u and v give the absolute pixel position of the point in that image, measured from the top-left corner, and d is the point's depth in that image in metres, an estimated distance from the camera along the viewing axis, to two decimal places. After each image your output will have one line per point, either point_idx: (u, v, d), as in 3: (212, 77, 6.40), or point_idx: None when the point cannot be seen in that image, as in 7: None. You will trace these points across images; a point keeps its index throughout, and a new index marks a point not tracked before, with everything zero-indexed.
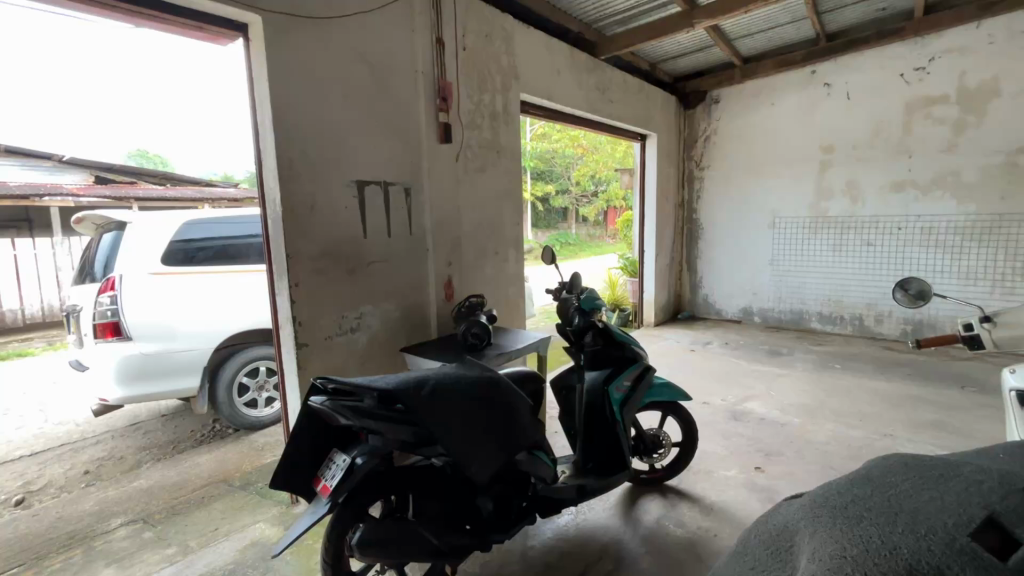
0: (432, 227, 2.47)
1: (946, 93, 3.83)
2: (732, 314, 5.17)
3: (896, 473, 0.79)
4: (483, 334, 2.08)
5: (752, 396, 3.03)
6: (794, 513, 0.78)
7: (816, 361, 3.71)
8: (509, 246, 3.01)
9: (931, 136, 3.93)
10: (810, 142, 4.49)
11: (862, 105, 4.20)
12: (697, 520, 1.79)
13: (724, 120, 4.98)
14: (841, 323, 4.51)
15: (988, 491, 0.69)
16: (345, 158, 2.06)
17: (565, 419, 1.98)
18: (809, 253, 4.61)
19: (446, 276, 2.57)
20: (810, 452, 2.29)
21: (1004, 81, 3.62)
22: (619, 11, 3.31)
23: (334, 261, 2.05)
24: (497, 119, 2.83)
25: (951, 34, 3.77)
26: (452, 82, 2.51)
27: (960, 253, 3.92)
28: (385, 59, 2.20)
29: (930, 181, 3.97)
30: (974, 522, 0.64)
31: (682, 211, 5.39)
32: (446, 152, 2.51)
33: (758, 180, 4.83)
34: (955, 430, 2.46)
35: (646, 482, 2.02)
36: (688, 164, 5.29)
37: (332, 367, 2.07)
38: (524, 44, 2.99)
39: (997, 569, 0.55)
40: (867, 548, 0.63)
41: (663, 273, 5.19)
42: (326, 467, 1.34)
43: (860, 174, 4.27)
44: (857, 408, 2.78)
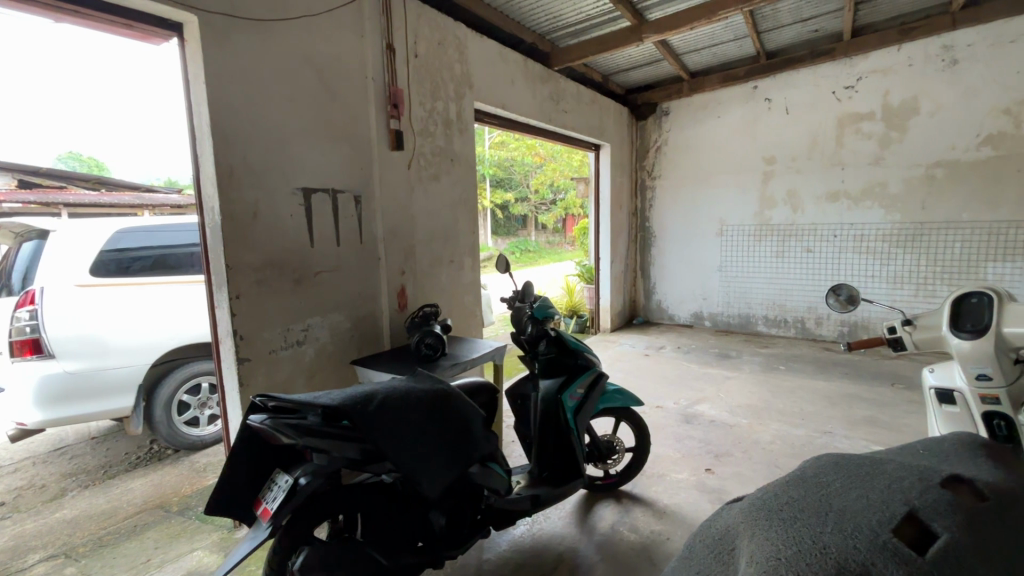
0: (384, 236, 2.42)
1: (872, 110, 4.12)
2: (684, 319, 5.34)
3: (828, 472, 0.83)
4: (437, 344, 2.05)
5: (702, 398, 3.12)
6: (734, 517, 0.80)
7: (762, 363, 3.87)
8: (465, 253, 2.99)
9: (861, 150, 4.21)
10: (753, 154, 4.71)
11: (799, 119, 4.45)
12: (650, 524, 1.82)
13: (674, 132, 5.15)
14: (785, 326, 4.74)
15: (907, 487, 0.74)
16: (290, 164, 1.99)
17: (520, 428, 1.97)
18: (753, 259, 4.82)
19: (399, 285, 2.52)
20: (757, 451, 2.37)
21: (922, 100, 3.93)
22: (570, 24, 3.38)
23: (279, 272, 1.97)
24: (451, 126, 2.82)
25: (876, 56, 4.06)
26: (404, 88, 2.48)
27: (889, 259, 4.19)
28: (332, 63, 2.14)
29: (861, 192, 4.25)
30: (895, 518, 0.68)
31: (635, 219, 5.54)
32: (397, 159, 2.47)
33: (705, 189, 5.03)
34: (886, 425, 2.62)
35: (602, 488, 2.03)
36: (640, 174, 5.46)
37: (276, 382, 1.98)
38: (477, 53, 2.99)
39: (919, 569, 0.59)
40: (799, 548, 0.66)
41: (619, 280, 5.31)
42: (267, 489, 1.26)
43: (799, 185, 4.51)
44: (799, 407, 2.92)
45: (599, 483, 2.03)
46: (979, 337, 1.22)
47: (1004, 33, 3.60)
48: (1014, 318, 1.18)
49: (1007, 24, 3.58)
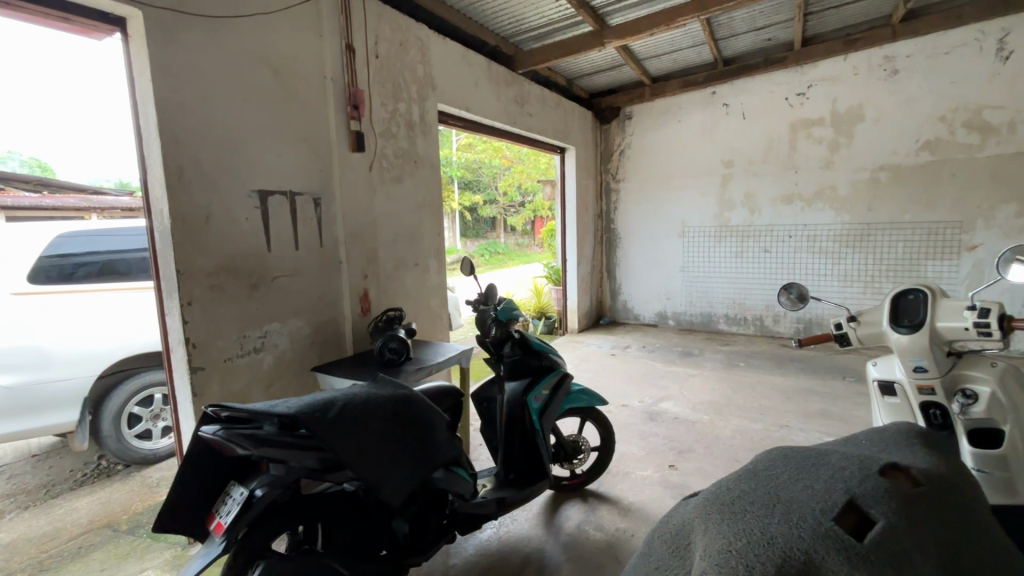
0: (346, 240, 2.38)
1: (822, 116, 4.32)
2: (649, 319, 5.45)
3: (777, 465, 0.86)
4: (401, 348, 2.02)
5: (666, 396, 3.19)
6: (689, 512, 0.82)
7: (723, 360, 3.98)
8: (430, 256, 2.97)
9: (812, 154, 4.40)
10: (712, 158, 4.86)
11: (755, 125, 4.61)
12: (616, 522, 1.84)
13: (637, 136, 5.26)
14: (745, 324, 4.89)
15: (848, 476, 0.78)
16: (245, 166, 1.93)
17: (486, 431, 1.97)
18: (714, 259, 4.97)
19: (362, 289, 2.48)
20: (718, 447, 2.43)
21: (867, 108, 4.14)
22: (533, 27, 3.40)
23: (234, 277, 1.90)
24: (414, 128, 2.79)
25: (825, 64, 4.25)
26: (364, 89, 2.45)
27: (839, 258, 4.39)
28: (289, 63, 2.09)
29: (813, 195, 4.44)
30: (837, 506, 0.71)
31: (601, 221, 5.63)
32: (359, 161, 2.43)
33: (668, 192, 5.16)
34: (838, 417, 2.74)
35: (568, 488, 2.05)
36: (605, 177, 5.55)
37: (232, 391, 1.91)
38: (440, 55, 2.98)
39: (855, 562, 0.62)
40: (748, 539, 0.68)
41: (585, 281, 5.37)
42: (221, 503, 1.21)
43: (756, 187, 4.68)
44: (758, 402, 3.02)
45: (566, 483, 2.05)
46: (917, 330, 1.29)
47: (939, 46, 3.83)
48: (946, 314, 1.27)
49: (941, 37, 3.81)
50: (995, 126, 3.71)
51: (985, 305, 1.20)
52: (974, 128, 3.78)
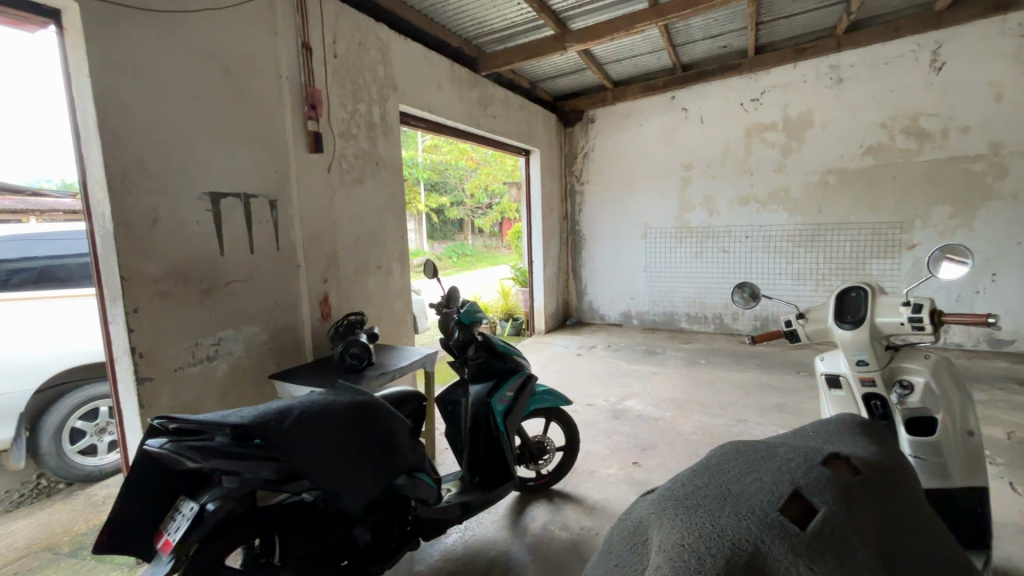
0: (304, 243, 2.32)
1: (775, 121, 4.50)
2: (614, 318, 5.54)
3: (729, 459, 0.89)
4: (362, 353, 1.98)
5: (630, 394, 3.25)
6: (646, 509, 0.84)
7: (685, 358, 4.09)
8: (393, 259, 2.93)
9: (766, 157, 4.57)
10: (672, 161, 4.99)
11: (712, 129, 4.76)
12: (581, 521, 1.86)
13: (600, 139, 5.35)
14: (705, 322, 5.03)
15: (794, 467, 0.81)
16: (195, 166, 1.85)
17: (451, 435, 1.95)
18: (676, 260, 5.09)
19: (322, 293, 2.43)
20: (679, 442, 2.49)
21: (815, 114, 4.34)
22: (496, 30, 3.41)
23: (184, 283, 1.82)
24: (375, 129, 2.75)
25: (776, 72, 4.44)
26: (322, 89, 2.39)
27: (793, 257, 4.57)
28: (242, 61, 2.03)
29: (767, 197, 4.62)
30: (782, 497, 0.74)
31: (566, 223, 5.69)
32: (317, 163, 2.38)
33: (631, 194, 5.26)
34: (792, 411, 2.86)
35: (534, 489, 2.06)
36: (569, 179, 5.62)
37: (183, 402, 1.83)
38: (401, 56, 2.95)
39: (798, 551, 0.65)
40: (700, 533, 0.70)
41: (552, 283, 5.41)
42: (170, 519, 1.16)
43: (714, 190, 4.83)
44: (717, 398, 3.12)
45: (531, 483, 2.06)
46: (858, 326, 1.37)
47: (880, 56, 4.06)
48: (884, 310, 1.34)
49: (882, 48, 4.04)
50: (930, 132, 3.96)
51: (918, 302, 1.28)
52: (912, 135, 4.02)
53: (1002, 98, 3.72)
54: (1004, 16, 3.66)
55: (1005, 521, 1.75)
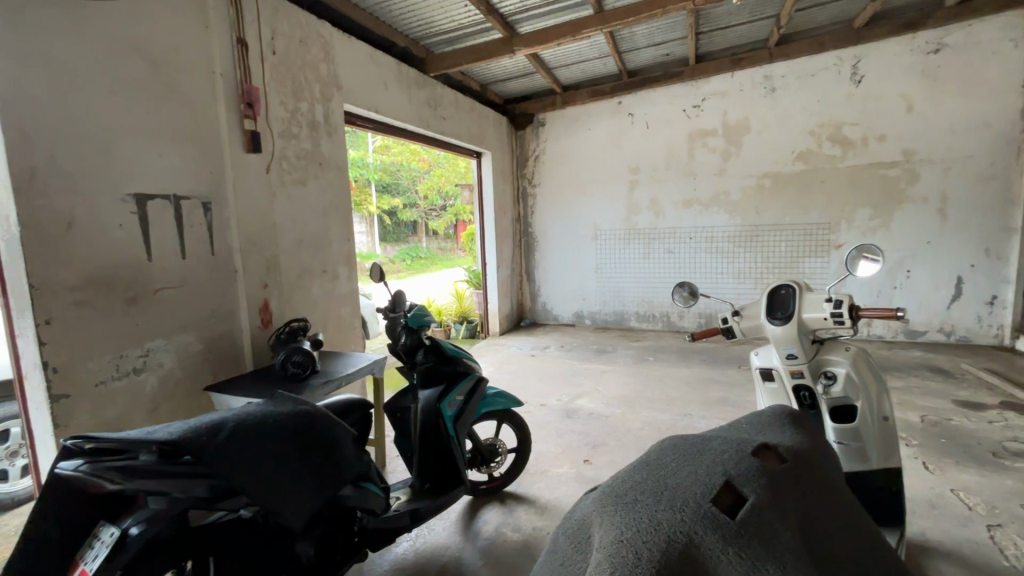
0: (242, 247, 2.21)
1: (715, 127, 4.71)
2: (567, 319, 5.62)
3: (667, 453, 0.92)
4: (306, 361, 1.91)
5: (582, 393, 3.31)
6: (588, 506, 0.85)
7: (634, 356, 4.21)
8: (339, 263, 2.85)
9: (707, 162, 4.78)
10: (620, 165, 5.13)
11: (658, 134, 4.93)
12: (532, 522, 1.87)
13: (551, 142, 5.42)
14: (654, 321, 5.19)
15: (726, 458, 0.85)
16: (117, 166, 1.72)
17: (401, 442, 1.92)
18: (625, 260, 5.23)
19: (262, 299, 2.32)
20: (628, 438, 2.56)
21: (751, 121, 4.57)
22: (443, 31, 3.39)
23: (106, 291, 1.69)
24: (318, 129, 2.67)
25: (716, 80, 4.65)
26: (260, 86, 2.29)
27: (733, 257, 4.79)
28: (169, 54, 1.91)
29: (709, 199, 4.82)
30: (715, 488, 0.78)
31: (519, 224, 5.73)
32: (255, 163, 2.28)
33: (581, 196, 5.37)
34: (734, 403, 2.99)
35: (486, 492, 2.05)
36: (521, 182, 5.65)
37: (106, 419, 1.70)
38: (345, 54, 2.87)
39: (729, 540, 0.69)
40: (637, 527, 0.72)
41: (505, 284, 5.42)
42: (88, 546, 1.07)
43: (660, 193, 5.00)
44: (665, 394, 3.22)
45: (484, 487, 2.05)
46: (788, 322, 1.44)
47: (808, 68, 4.33)
48: (810, 306, 1.43)
49: (809, 60, 4.32)
50: (852, 139, 4.26)
51: (839, 298, 1.36)
52: (837, 142, 4.31)
53: (913, 110, 4.07)
54: (913, 35, 4.00)
55: (919, 498, 1.91)
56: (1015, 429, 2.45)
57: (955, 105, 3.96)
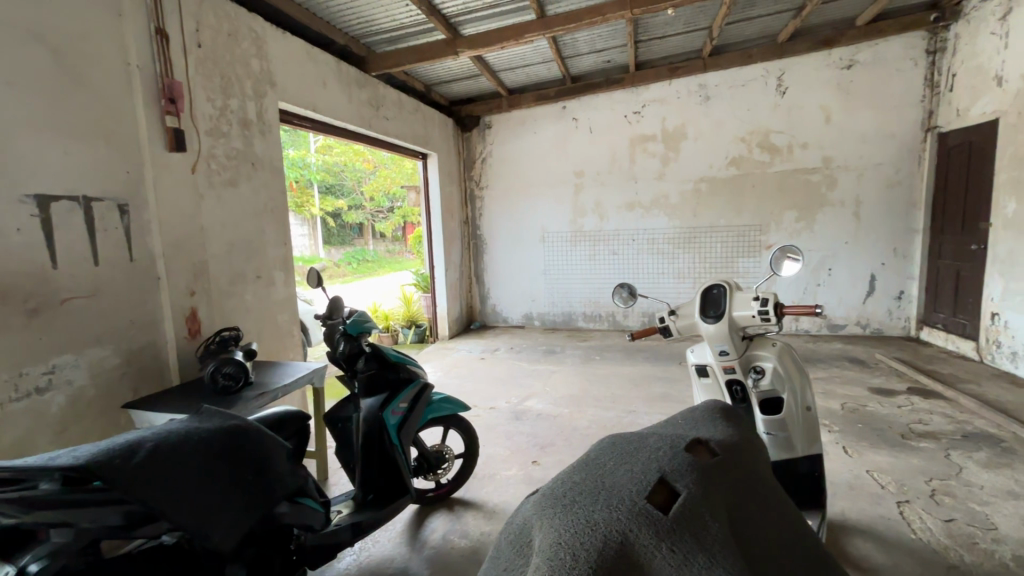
0: (165, 252, 2.06)
1: (655, 133, 4.88)
2: (516, 321, 5.65)
3: (605, 452, 0.94)
4: (238, 372, 1.80)
5: (531, 394, 3.32)
6: (529, 510, 0.85)
7: (581, 356, 4.28)
8: (275, 268, 2.72)
9: (648, 166, 4.95)
10: (566, 168, 5.22)
11: (601, 138, 5.06)
12: (480, 527, 1.86)
13: (497, 145, 5.43)
14: (600, 321, 5.31)
15: (661, 455, 0.87)
16: (14, 164, 1.56)
17: (342, 453, 1.85)
18: (571, 262, 5.33)
19: (189, 308, 2.18)
20: (575, 437, 2.60)
21: (688, 128, 4.78)
22: (385, 30, 3.32)
23: (1, 303, 1.53)
24: (250, 127, 2.54)
25: (654, 87, 4.82)
26: (184, 81, 2.15)
27: (673, 258, 4.99)
28: (77, 42, 1.75)
29: (650, 202, 5.00)
30: (650, 485, 0.80)
31: (467, 227, 5.69)
32: (179, 163, 2.13)
33: (528, 199, 5.41)
34: (675, 399, 3.11)
35: (433, 500, 2.01)
36: (468, 184, 5.63)
37: (3, 445, 1.53)
38: (279, 50, 2.75)
39: (662, 535, 0.71)
40: (576, 529, 0.73)
41: (454, 288, 5.38)
42: None
43: (604, 196, 5.13)
44: (611, 392, 3.30)
45: (430, 494, 2.01)
46: (720, 320, 1.51)
47: (738, 79, 4.58)
48: (740, 304, 1.50)
49: (739, 71, 4.57)
50: (779, 147, 4.55)
51: (765, 296, 1.44)
52: (765, 149, 4.58)
53: (831, 120, 4.40)
54: (829, 51, 4.33)
55: (840, 480, 2.06)
56: (919, 412, 2.69)
57: (866, 117, 4.32)
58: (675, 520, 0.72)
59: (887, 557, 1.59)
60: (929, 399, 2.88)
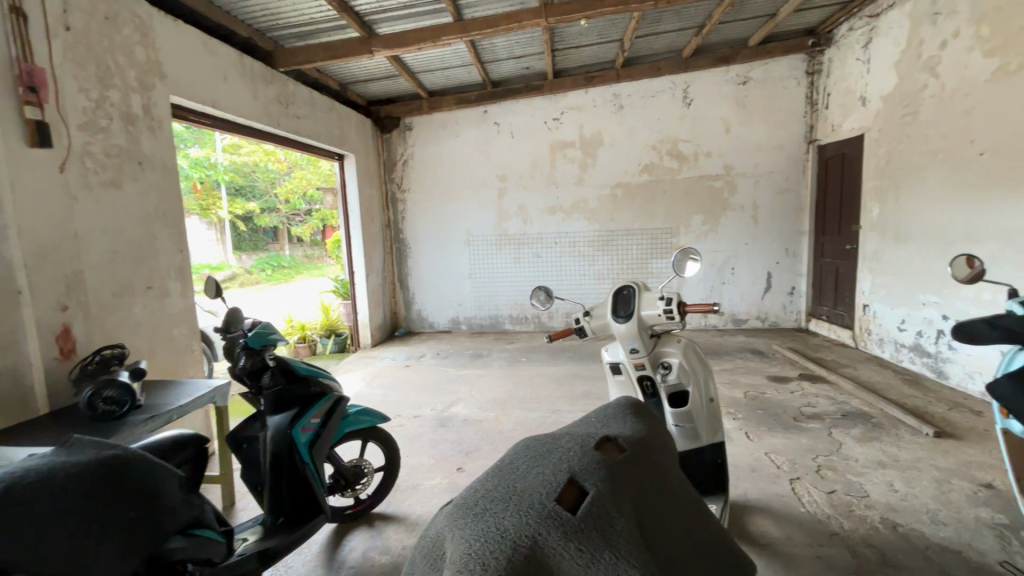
0: (26, 262, 1.80)
1: (573, 139, 5.04)
2: (443, 326, 5.58)
3: (518, 456, 0.94)
4: (122, 396, 1.60)
5: (456, 400, 3.29)
6: (440, 522, 0.82)
7: (508, 358, 4.31)
8: (169, 278, 2.47)
9: (568, 171, 5.10)
10: (489, 172, 5.24)
11: (522, 143, 5.14)
12: (402, 541, 1.80)
13: (418, 147, 5.34)
14: (526, 323, 5.38)
15: (572, 455, 0.88)
16: None
17: (248, 477, 1.72)
18: (496, 265, 5.36)
19: (61, 325, 1.92)
20: (500, 441, 2.60)
21: (604, 135, 4.98)
22: (293, 24, 3.15)
23: None
24: (135, 122, 2.30)
25: (572, 95, 4.99)
26: (49, 68, 1.90)
27: (594, 260, 5.17)
28: None
29: (571, 207, 5.15)
30: (559, 486, 0.81)
31: (388, 231, 5.54)
32: (44, 160, 1.88)
33: (452, 202, 5.37)
34: (597, 396, 3.22)
35: (352, 517, 1.92)
36: (389, 187, 5.48)
37: None
38: (169, 39, 2.52)
39: (569, 535, 0.72)
40: (486, 538, 0.72)
41: (376, 293, 5.21)
42: None
43: (527, 200, 5.21)
44: (536, 393, 3.34)
45: (349, 511, 1.92)
46: (630, 320, 1.58)
47: (649, 90, 4.85)
48: (648, 304, 1.58)
49: (649, 83, 4.84)
50: (686, 155, 4.87)
51: (669, 296, 1.52)
52: (674, 156, 4.89)
53: (730, 131, 4.78)
54: (727, 67, 4.70)
55: (742, 463, 2.23)
56: (809, 396, 2.99)
57: (759, 129, 4.75)
58: (581, 518, 0.74)
59: (781, 532, 1.74)
60: (817, 384, 3.21)
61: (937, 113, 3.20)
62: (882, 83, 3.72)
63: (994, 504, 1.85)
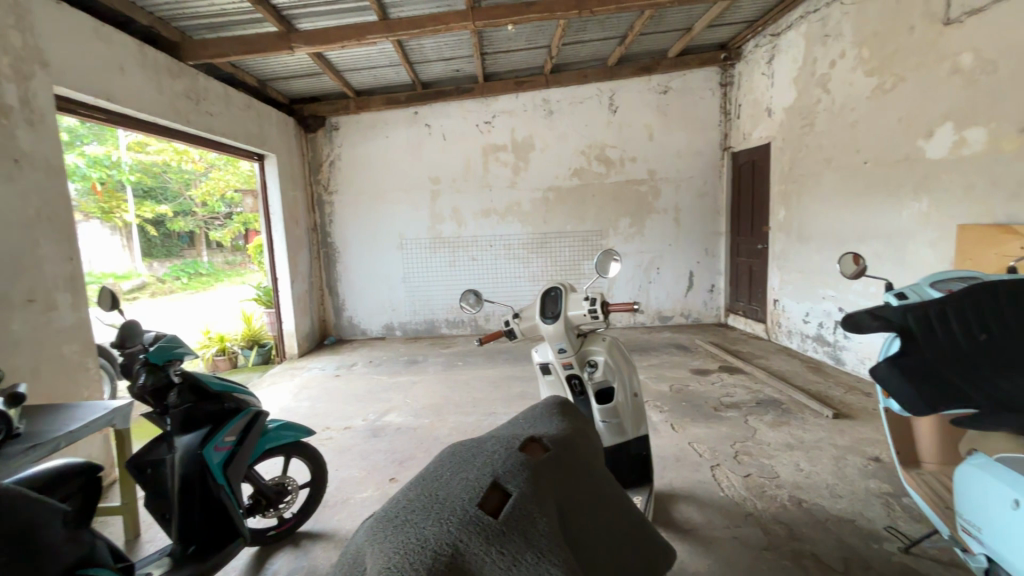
0: None
1: (505, 143, 5.09)
2: (376, 332, 5.42)
3: (443, 463, 0.92)
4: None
5: (390, 409, 3.20)
6: (359, 536, 0.79)
7: (444, 363, 4.26)
8: (56, 288, 2.22)
9: (500, 175, 5.14)
10: (420, 175, 5.17)
11: (454, 145, 5.11)
12: (330, 559, 1.72)
13: (346, 148, 5.16)
14: (462, 326, 5.35)
15: (495, 458, 0.88)
16: None
17: (153, 503, 1.57)
18: (431, 269, 5.29)
19: None
20: (435, 447, 2.56)
21: (535, 139, 5.07)
22: (202, 15, 2.95)
23: None
24: (9, 114, 2.04)
25: (503, 99, 5.03)
26: None
27: (528, 261, 5.24)
28: None
29: (505, 210, 5.19)
30: (482, 490, 0.80)
31: (315, 234, 5.30)
32: None
33: (383, 205, 5.24)
34: (532, 396, 3.25)
35: (275, 539, 1.81)
36: (315, 189, 5.25)
37: None
38: (53, 24, 2.26)
39: (491, 539, 0.71)
40: (405, 548, 0.70)
41: (303, 301, 4.96)
42: None
43: (460, 203, 5.19)
44: (472, 397, 3.33)
45: (272, 532, 1.81)
46: (557, 320, 1.61)
47: (578, 96, 4.99)
48: (573, 304, 1.62)
49: (577, 89, 4.98)
50: (613, 159, 5.05)
51: (593, 296, 1.58)
52: (602, 161, 5.06)
53: (652, 137, 5.02)
54: (649, 77, 4.93)
55: (668, 453, 2.34)
56: (728, 387, 3.19)
57: (679, 136, 5.02)
58: (502, 521, 0.73)
59: (703, 516, 1.85)
60: (734, 374, 3.45)
61: (829, 124, 3.54)
62: (784, 96, 4.06)
63: (882, 475, 2.07)
